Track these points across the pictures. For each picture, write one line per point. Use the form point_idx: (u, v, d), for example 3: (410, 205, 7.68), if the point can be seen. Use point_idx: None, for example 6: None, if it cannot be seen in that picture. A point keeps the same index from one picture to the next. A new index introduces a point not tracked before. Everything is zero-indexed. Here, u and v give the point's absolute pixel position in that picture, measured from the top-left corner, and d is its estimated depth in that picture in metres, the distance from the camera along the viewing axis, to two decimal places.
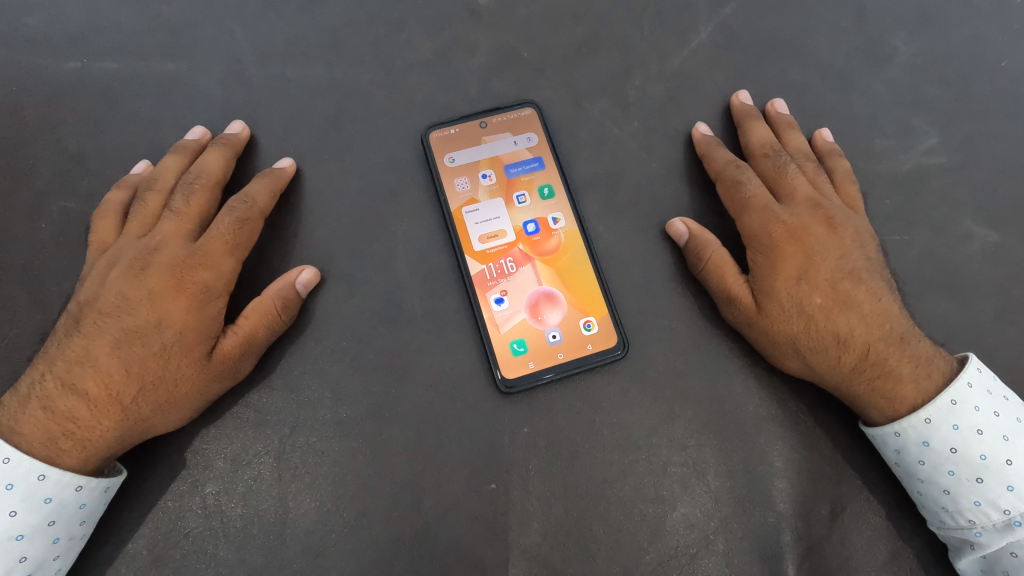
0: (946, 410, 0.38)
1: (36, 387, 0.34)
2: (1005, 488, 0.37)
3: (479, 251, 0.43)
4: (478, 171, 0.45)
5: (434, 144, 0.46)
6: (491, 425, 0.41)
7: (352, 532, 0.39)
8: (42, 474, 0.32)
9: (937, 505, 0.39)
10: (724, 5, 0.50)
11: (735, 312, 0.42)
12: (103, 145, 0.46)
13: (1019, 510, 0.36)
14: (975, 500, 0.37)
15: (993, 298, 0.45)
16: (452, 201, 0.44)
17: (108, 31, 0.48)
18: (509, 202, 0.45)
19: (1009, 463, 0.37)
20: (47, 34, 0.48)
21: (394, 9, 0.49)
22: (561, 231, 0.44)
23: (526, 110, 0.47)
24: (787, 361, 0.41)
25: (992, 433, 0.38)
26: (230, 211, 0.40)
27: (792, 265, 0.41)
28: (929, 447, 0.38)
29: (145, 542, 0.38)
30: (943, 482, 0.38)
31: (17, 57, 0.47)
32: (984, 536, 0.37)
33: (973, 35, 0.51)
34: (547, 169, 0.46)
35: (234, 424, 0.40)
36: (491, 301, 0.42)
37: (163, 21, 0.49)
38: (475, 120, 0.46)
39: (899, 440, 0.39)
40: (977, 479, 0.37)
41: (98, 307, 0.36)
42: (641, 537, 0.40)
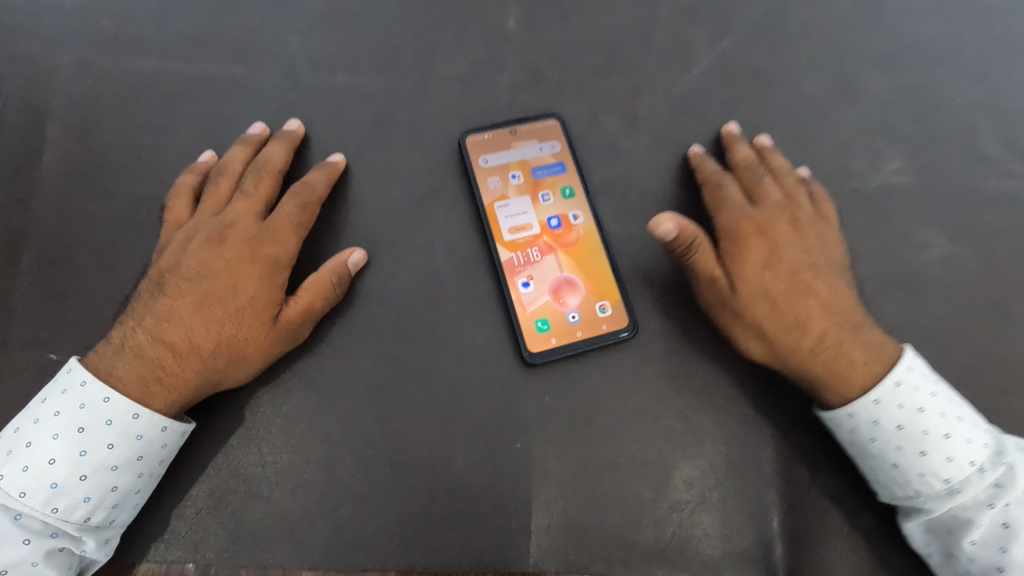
0: (891, 392, 0.44)
1: (128, 338, 0.39)
2: (944, 459, 0.43)
3: (508, 241, 0.49)
4: (508, 172, 0.52)
5: (470, 147, 0.52)
6: (518, 393, 0.46)
7: (393, 483, 0.44)
8: (136, 413, 0.37)
9: (887, 478, 0.44)
10: (720, 41, 0.58)
11: (710, 298, 0.47)
12: (170, 136, 0.50)
13: (957, 478, 0.42)
14: (920, 472, 0.43)
15: (947, 297, 0.52)
16: (485, 197, 0.50)
17: (174, 34, 0.53)
18: (535, 201, 0.51)
19: (946, 437, 0.43)
20: (118, 34, 0.53)
21: (434, 27, 0.55)
22: (581, 226, 0.50)
23: (550, 121, 0.53)
24: (752, 347, 0.47)
25: (932, 411, 0.44)
26: (294, 195, 0.45)
27: (756, 260, 0.48)
28: (878, 426, 0.44)
29: (206, 487, 0.42)
30: (892, 456, 0.44)
31: (91, 54, 0.52)
32: (929, 504, 0.43)
33: (932, 75, 0.59)
34: (568, 173, 0.52)
35: (288, 385, 0.44)
36: (519, 284, 0.48)
37: (222, 26, 0.54)
38: (506, 128, 0.52)
39: (853, 421, 0.45)
40: (921, 453, 0.43)
41: (181, 273, 0.41)
42: (647, 492, 0.45)
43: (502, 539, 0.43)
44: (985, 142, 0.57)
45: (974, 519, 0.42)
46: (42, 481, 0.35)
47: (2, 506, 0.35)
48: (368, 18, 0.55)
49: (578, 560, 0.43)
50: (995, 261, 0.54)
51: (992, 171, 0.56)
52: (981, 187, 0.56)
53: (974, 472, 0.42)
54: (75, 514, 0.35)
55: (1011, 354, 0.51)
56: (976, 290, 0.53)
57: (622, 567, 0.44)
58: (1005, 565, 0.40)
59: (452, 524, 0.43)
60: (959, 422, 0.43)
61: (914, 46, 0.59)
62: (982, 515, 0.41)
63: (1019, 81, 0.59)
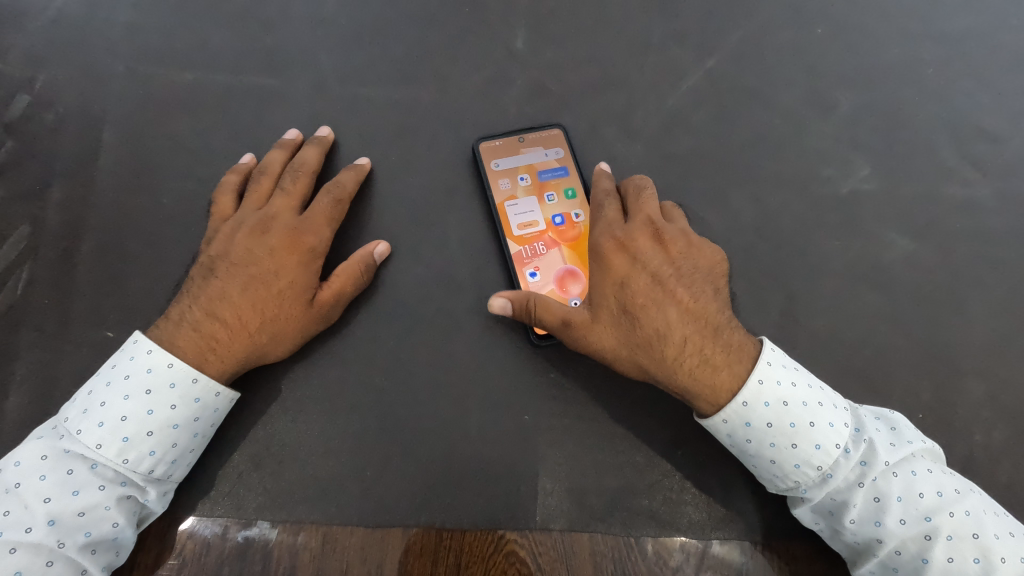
0: (756, 389, 0.47)
1: (186, 314, 0.44)
2: (813, 447, 0.46)
3: (518, 235, 0.55)
4: (517, 174, 0.57)
5: (483, 153, 0.57)
6: (525, 371, 0.51)
7: (414, 448, 0.49)
8: (194, 377, 0.42)
9: (770, 474, 0.48)
10: (706, 61, 0.64)
11: (571, 332, 0.49)
12: (213, 140, 0.56)
13: (827, 464, 0.46)
14: (795, 463, 0.46)
15: (908, 291, 0.59)
16: (497, 197, 0.56)
17: (217, 50, 0.59)
18: (541, 200, 0.57)
19: (811, 425, 0.46)
20: (166, 49, 0.59)
21: (450, 46, 0.62)
22: (581, 224, 0.57)
23: (554, 130, 0.59)
24: (625, 361, 0.49)
25: (795, 402, 0.47)
26: (328, 192, 0.51)
27: (621, 274, 0.51)
28: (751, 427, 0.47)
29: (248, 452, 0.47)
30: (768, 454, 0.47)
31: (143, 67, 0.58)
32: (809, 492, 0.47)
33: (898, 91, 0.65)
34: (570, 176, 0.58)
35: (320, 361, 0.50)
36: (527, 275, 0.54)
37: (259, 43, 0.60)
38: (515, 135, 0.58)
39: (728, 426, 0.47)
40: (792, 445, 0.46)
41: (230, 259, 0.46)
42: (642, 460, 0.50)
43: (512, 500, 0.48)
44: (945, 154, 0.63)
45: (850, 498, 0.45)
46: (115, 434, 0.40)
47: (80, 456, 0.40)
48: (392, 37, 0.61)
49: (580, 519, 0.49)
50: (952, 260, 0.60)
51: (951, 180, 0.62)
52: (941, 193, 0.62)
53: (840, 454, 0.46)
54: (142, 465, 0.40)
55: (963, 342, 0.58)
56: (933, 285, 0.59)
57: (619, 525, 0.49)
58: (882, 536, 0.45)
59: (466, 486, 0.48)
60: (819, 408, 0.47)
61: (882, 66, 0.65)
62: (852, 494, 0.45)
63: (977, 99, 0.65)
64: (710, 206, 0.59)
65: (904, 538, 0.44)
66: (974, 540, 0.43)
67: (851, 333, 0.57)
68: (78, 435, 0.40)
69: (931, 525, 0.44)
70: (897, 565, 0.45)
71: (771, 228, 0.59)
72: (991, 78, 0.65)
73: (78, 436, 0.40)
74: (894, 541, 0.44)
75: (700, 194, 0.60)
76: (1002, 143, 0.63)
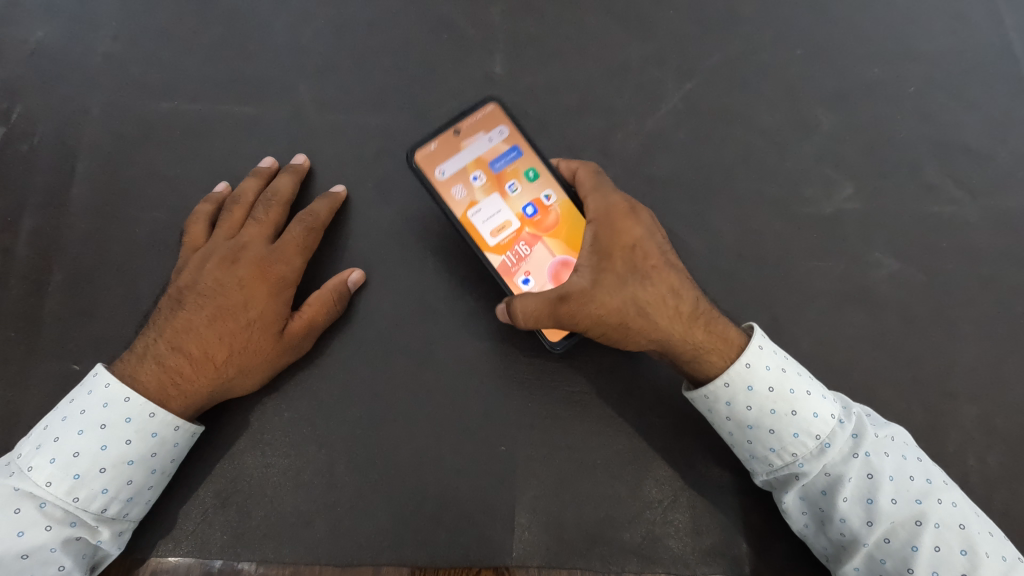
0: (757, 353, 0.46)
1: (150, 348, 0.43)
2: (811, 416, 0.45)
3: (494, 245, 0.51)
4: (469, 177, 0.52)
5: (422, 164, 0.51)
6: (502, 400, 0.51)
7: (388, 482, 0.48)
8: (152, 412, 0.40)
9: (766, 447, 0.46)
10: (684, 83, 0.63)
11: (570, 303, 0.45)
12: (189, 169, 0.56)
13: (825, 433, 0.45)
14: (794, 432, 0.45)
15: (896, 311, 0.58)
16: (456, 210, 0.51)
17: (194, 81, 0.59)
18: (504, 195, 0.53)
19: (808, 393, 0.46)
20: (143, 80, 0.59)
21: (428, 74, 0.62)
22: (555, 205, 0.52)
23: (490, 105, 0.53)
24: (640, 322, 0.46)
25: (791, 369, 0.46)
26: (300, 221, 0.50)
27: (630, 236, 0.48)
28: (753, 391, 0.45)
29: (211, 489, 0.46)
30: (768, 422, 0.45)
31: (119, 98, 0.58)
32: (805, 466, 0.45)
33: (881, 107, 0.63)
34: (524, 154, 0.53)
35: (292, 392, 0.49)
36: (519, 283, 0.51)
37: (237, 74, 0.60)
38: (450, 130, 0.52)
39: (729, 390, 0.46)
40: (792, 412, 0.45)
41: (198, 289, 0.45)
42: (622, 492, 0.49)
43: (488, 535, 0.47)
44: (929, 171, 0.62)
45: (845, 471, 0.44)
46: (66, 471, 0.38)
47: (29, 494, 0.38)
48: (368, 66, 0.61)
49: (558, 554, 0.47)
50: (939, 279, 0.59)
51: (935, 198, 0.61)
52: (926, 211, 0.61)
53: (837, 423, 0.45)
54: (93, 504, 0.39)
55: (952, 363, 0.57)
56: (918, 305, 0.58)
57: (598, 561, 0.47)
58: (874, 516, 0.42)
59: (440, 522, 0.47)
60: (812, 380, 0.47)
61: (865, 82, 0.64)
62: (848, 468, 0.44)
63: (960, 116, 0.64)
64: (690, 229, 0.59)
65: (894, 521, 0.42)
66: (960, 531, 0.41)
67: (836, 354, 0.56)
68: (29, 472, 0.38)
69: (922, 508, 0.42)
70: (885, 554, 0.42)
71: (754, 249, 0.59)
72: (974, 95, 0.64)
73: (28, 473, 0.38)
74: (885, 523, 0.42)
75: (681, 216, 0.59)
76: (985, 160, 0.63)
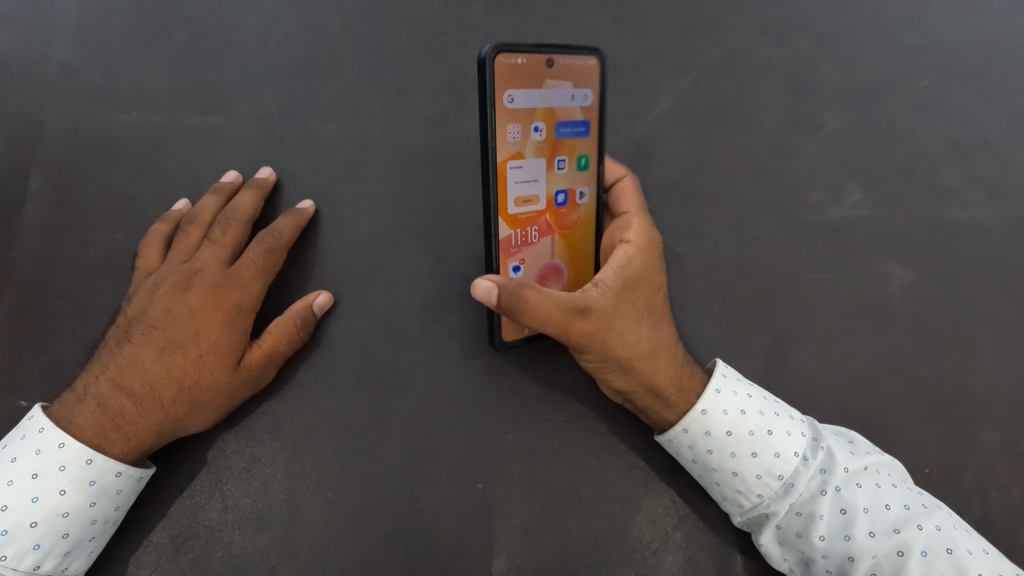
0: (714, 399, 0.43)
1: (90, 387, 0.40)
2: (772, 456, 0.42)
3: (512, 214, 0.44)
4: (532, 120, 0.43)
5: (498, 75, 0.41)
6: (480, 433, 0.47)
7: (358, 523, 0.45)
8: (90, 458, 0.38)
9: (733, 489, 0.43)
10: (681, 78, 0.56)
11: (587, 322, 0.40)
12: (145, 184, 0.52)
13: (788, 473, 0.42)
14: (756, 473, 0.42)
15: (908, 327, 0.53)
16: (501, 152, 0.42)
17: (136, 81, 0.53)
18: (550, 166, 0.45)
19: (769, 433, 0.42)
20: (80, 84, 0.53)
21: (394, 69, 0.54)
22: (583, 207, 0.48)
23: (593, 60, 0.45)
24: (642, 361, 0.42)
25: (752, 410, 0.43)
26: (261, 240, 0.46)
27: (657, 281, 0.45)
28: (711, 436, 0.43)
29: (165, 534, 0.43)
30: (729, 466, 0.43)
31: (58, 105, 0.53)
32: (772, 506, 0.42)
33: (899, 101, 0.57)
34: (588, 137, 0.47)
35: (253, 427, 0.45)
36: (509, 268, 0.45)
37: (181, 73, 0.53)
38: (546, 56, 0.43)
39: (688, 436, 0.44)
40: (752, 454, 0.42)
41: (146, 319, 0.42)
42: (609, 532, 0.46)
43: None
44: (946, 172, 0.56)
45: (815, 510, 0.41)
46: None
47: None
48: (325, 59, 0.54)
49: None
50: (956, 292, 0.54)
51: (953, 202, 0.56)
52: (944, 217, 0.55)
53: (800, 462, 0.42)
54: (23, 561, 0.37)
55: (967, 383, 0.52)
56: (931, 321, 0.53)
57: None
58: (855, 552, 0.39)
59: (413, 563, 0.45)
60: (777, 417, 0.43)
61: (883, 72, 0.57)
62: (817, 505, 0.41)
63: (981, 111, 0.58)
64: (687, 240, 0.54)
65: (877, 555, 0.39)
66: (949, 556, 0.38)
67: (842, 374, 0.52)
68: None
69: (903, 538, 0.39)
70: None
71: (755, 262, 0.54)
72: (996, 85, 0.58)
73: None
74: (865, 560, 0.39)
75: (678, 226, 0.54)
76: (1007, 159, 0.57)
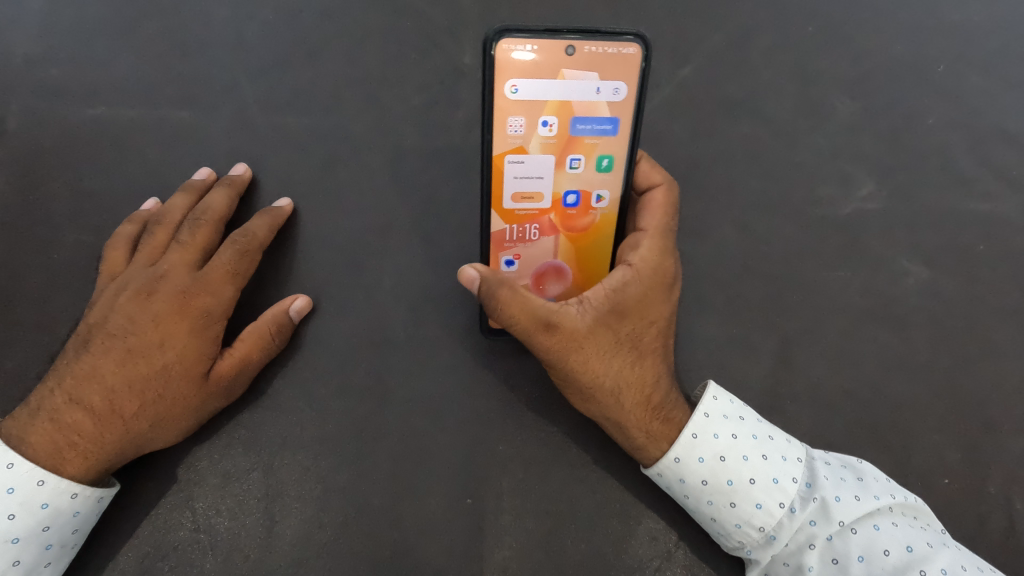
0: (689, 444, 0.41)
1: (46, 401, 0.39)
2: (754, 508, 0.40)
3: (507, 209, 0.43)
4: (540, 113, 0.40)
5: (500, 62, 0.39)
6: (470, 445, 0.44)
7: (338, 543, 0.42)
8: (40, 480, 0.37)
9: (713, 533, 0.42)
10: (681, 65, 0.53)
11: (552, 339, 0.39)
12: (111, 182, 0.49)
13: (770, 525, 0.40)
14: (736, 523, 0.41)
15: (923, 327, 0.50)
16: (498, 144, 0.41)
17: (99, 74, 0.50)
18: (559, 163, 0.42)
19: (751, 482, 0.40)
20: (42, 78, 0.50)
21: (374, 57, 0.50)
22: (600, 211, 0.44)
23: (632, 48, 0.40)
24: (603, 392, 0.40)
25: (733, 457, 0.41)
26: (232, 242, 0.43)
27: (653, 312, 0.42)
28: (685, 483, 0.41)
29: (133, 555, 0.41)
30: (707, 512, 0.41)
31: (18, 100, 0.49)
32: (754, 553, 0.41)
33: (914, 88, 0.53)
34: (616, 137, 0.42)
35: (227, 440, 0.43)
36: (502, 260, 0.44)
37: (148, 64, 0.50)
38: (564, 43, 0.39)
39: (662, 479, 0.42)
40: (730, 504, 0.40)
41: (106, 328, 0.40)
42: (608, 549, 0.43)
43: None
44: (963, 162, 0.53)
45: (803, 562, 0.40)
46: None
47: None
48: (302, 48, 0.50)
49: None
50: (973, 290, 0.51)
51: (971, 193, 0.52)
52: (959, 210, 0.52)
53: (783, 515, 0.40)
54: None
55: (986, 387, 0.49)
56: (948, 321, 0.50)
57: None
58: None
59: None
60: (762, 463, 0.41)
61: (895, 57, 0.54)
62: (804, 555, 0.40)
63: (999, 97, 0.54)
64: (689, 236, 0.51)
65: None
66: None
67: (854, 379, 0.49)
68: None
69: None
70: None
71: (760, 260, 0.51)
72: (1015, 70, 0.54)
73: None
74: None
75: (679, 221, 0.51)
76: None
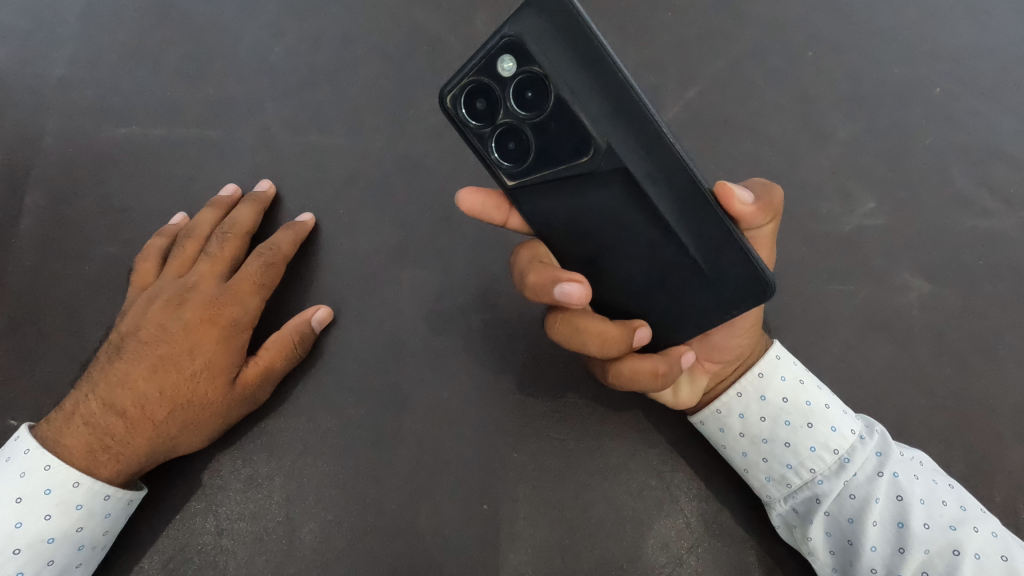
0: (773, 363, 0.43)
1: (81, 406, 0.41)
2: (830, 430, 0.41)
3: None
4: None
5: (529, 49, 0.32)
6: (485, 452, 0.45)
7: (356, 547, 0.43)
8: (76, 482, 0.39)
9: (783, 463, 0.42)
10: (686, 89, 0.56)
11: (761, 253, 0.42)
12: (141, 197, 0.51)
13: (845, 448, 0.41)
14: (811, 446, 0.41)
15: (926, 340, 0.51)
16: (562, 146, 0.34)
17: (134, 96, 0.53)
18: None
19: (827, 406, 0.42)
20: (78, 98, 0.52)
21: (394, 79, 0.53)
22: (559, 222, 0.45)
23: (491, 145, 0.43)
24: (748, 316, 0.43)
25: (812, 381, 0.43)
26: (258, 255, 0.46)
27: None
28: (766, 401, 0.43)
29: (157, 559, 0.42)
30: (783, 435, 0.42)
31: (54, 118, 0.52)
32: (825, 485, 0.41)
33: (909, 110, 0.56)
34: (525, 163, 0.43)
35: (250, 446, 0.44)
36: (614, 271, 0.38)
37: (180, 86, 0.53)
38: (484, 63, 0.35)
39: (742, 401, 0.43)
40: (808, 425, 0.42)
41: (139, 336, 0.43)
42: (621, 555, 0.44)
43: None
44: (959, 181, 0.54)
45: (871, 492, 0.39)
46: None
47: None
48: (324, 71, 0.53)
49: None
50: (975, 304, 0.52)
51: (968, 211, 0.54)
52: (957, 226, 0.53)
53: (857, 439, 0.41)
54: None
55: (993, 402, 0.49)
56: (950, 335, 0.51)
57: None
58: (905, 543, 0.38)
59: None
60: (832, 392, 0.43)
61: (890, 82, 0.56)
62: (872, 488, 0.39)
63: (993, 118, 0.56)
64: None
65: (929, 550, 0.37)
66: (1003, 562, 0.37)
67: (860, 391, 0.50)
68: None
69: (957, 535, 0.37)
70: None
71: None
72: (1007, 93, 0.56)
73: None
74: (920, 552, 0.37)
75: None
76: None
